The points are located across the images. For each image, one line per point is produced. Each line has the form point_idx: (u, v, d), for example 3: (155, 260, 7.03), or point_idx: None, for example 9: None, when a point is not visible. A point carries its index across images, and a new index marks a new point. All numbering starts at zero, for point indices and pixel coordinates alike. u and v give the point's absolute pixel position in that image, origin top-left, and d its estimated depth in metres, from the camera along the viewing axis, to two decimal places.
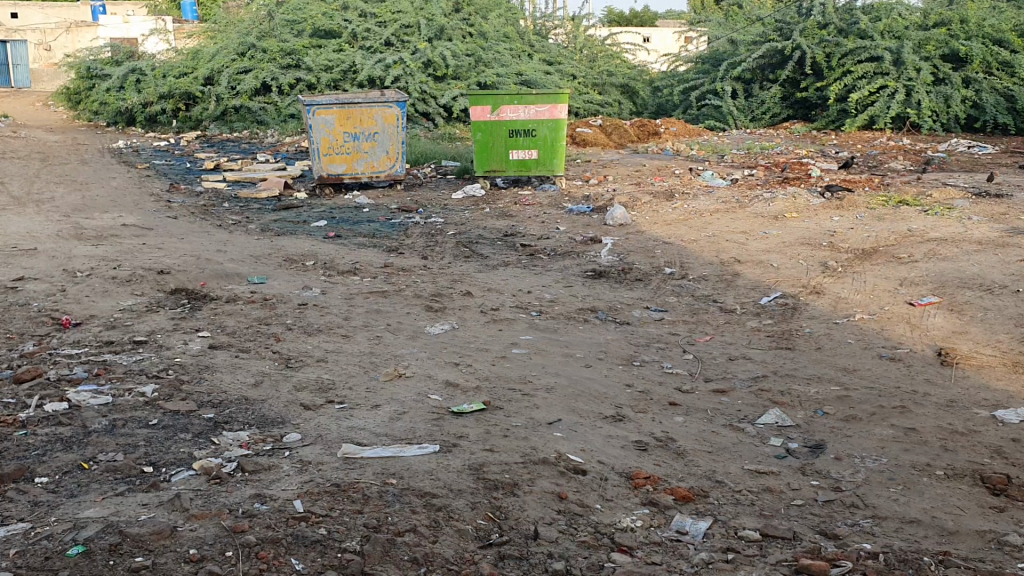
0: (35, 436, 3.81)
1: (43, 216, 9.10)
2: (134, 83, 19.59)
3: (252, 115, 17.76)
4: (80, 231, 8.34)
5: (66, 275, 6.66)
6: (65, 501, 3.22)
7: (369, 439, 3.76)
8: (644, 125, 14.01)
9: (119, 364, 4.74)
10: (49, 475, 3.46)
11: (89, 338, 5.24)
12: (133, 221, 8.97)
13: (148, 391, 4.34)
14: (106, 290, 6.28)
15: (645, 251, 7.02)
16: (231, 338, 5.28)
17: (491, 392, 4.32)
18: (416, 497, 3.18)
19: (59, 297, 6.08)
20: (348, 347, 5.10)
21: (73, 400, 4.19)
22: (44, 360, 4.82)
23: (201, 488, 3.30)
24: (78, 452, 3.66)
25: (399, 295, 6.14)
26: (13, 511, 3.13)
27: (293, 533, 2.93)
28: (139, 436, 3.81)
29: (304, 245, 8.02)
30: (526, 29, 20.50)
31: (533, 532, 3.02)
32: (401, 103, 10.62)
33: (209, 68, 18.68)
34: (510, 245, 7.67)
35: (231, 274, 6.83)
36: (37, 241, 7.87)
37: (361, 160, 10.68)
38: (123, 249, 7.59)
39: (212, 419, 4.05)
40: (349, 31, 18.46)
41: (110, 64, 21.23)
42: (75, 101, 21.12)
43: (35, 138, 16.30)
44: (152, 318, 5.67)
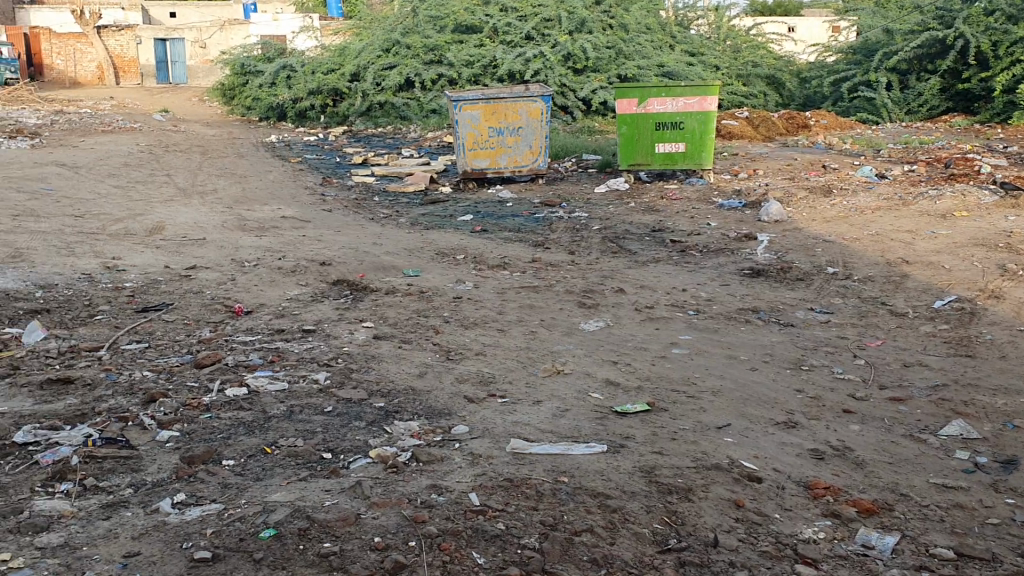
0: (220, 420, 4.08)
1: (208, 208, 9.57)
2: (285, 79, 20.39)
3: (396, 110, 18.22)
4: (243, 222, 8.75)
5: (235, 265, 7.02)
6: (253, 484, 3.43)
7: (536, 435, 3.77)
8: (792, 118, 13.65)
9: (291, 352, 4.97)
10: (235, 457, 3.69)
11: (261, 326, 5.51)
12: (290, 213, 9.34)
13: (321, 377, 4.53)
14: (273, 279, 6.59)
15: (805, 249, 6.81)
16: (394, 329, 5.42)
17: (654, 393, 4.27)
18: (590, 496, 3.17)
19: (230, 285, 6.43)
20: (505, 341, 5.15)
21: (252, 385, 4.43)
22: (222, 346, 5.12)
23: (379, 476, 3.42)
24: (261, 436, 3.89)
25: (551, 290, 6.15)
26: (207, 492, 3.37)
27: (474, 526, 2.97)
28: (315, 423, 3.99)
29: (454, 238, 8.17)
30: (667, 20, 20.18)
31: (713, 539, 2.96)
32: (546, 97, 10.69)
33: (355, 64, 19.20)
34: (659, 241, 7.57)
35: (388, 267, 7.02)
36: (205, 231, 8.31)
37: (505, 155, 10.78)
38: (285, 241, 7.92)
39: (383, 407, 4.17)
40: (490, 25, 18.69)
41: (262, 60, 22.14)
42: (229, 98, 22.07)
43: (194, 133, 17.19)
44: (317, 307, 5.90)
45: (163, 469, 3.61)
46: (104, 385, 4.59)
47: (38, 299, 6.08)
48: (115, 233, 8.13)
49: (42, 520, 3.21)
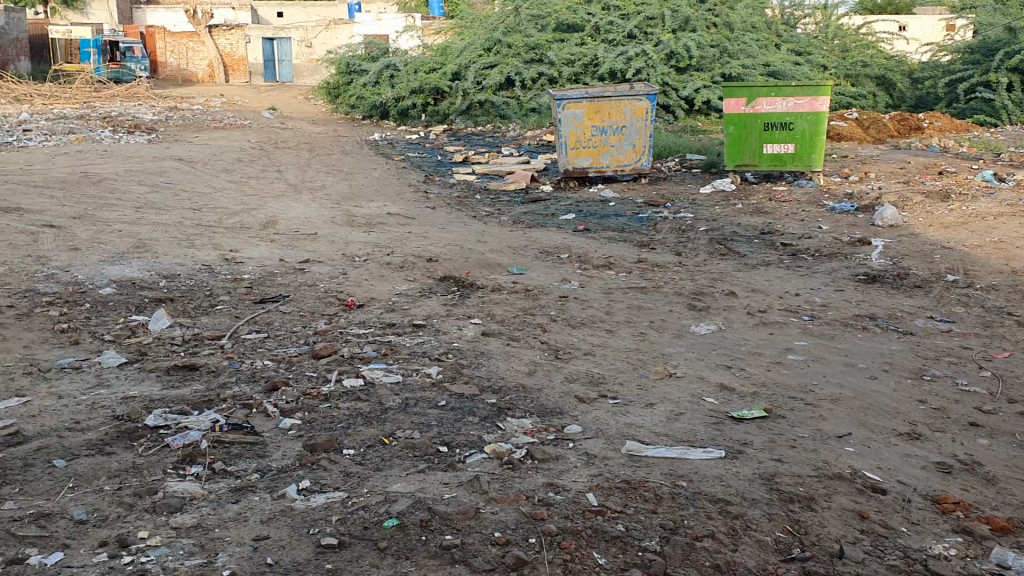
0: (338, 409, 4.19)
1: (317, 203, 9.81)
2: (388, 78, 20.73)
3: (496, 109, 18.31)
4: (351, 218, 8.94)
5: (346, 260, 7.18)
6: (373, 474, 3.52)
7: (652, 438, 3.75)
8: (905, 120, 13.24)
9: (404, 346, 5.06)
10: (355, 447, 3.79)
11: (373, 319, 5.63)
12: (396, 210, 9.50)
13: (434, 371, 4.60)
14: (382, 274, 6.71)
15: (923, 255, 6.59)
16: (502, 325, 5.46)
17: (770, 399, 4.20)
18: (710, 502, 3.14)
19: (342, 279, 6.59)
20: (614, 342, 5.13)
21: (367, 376, 4.54)
22: (336, 337, 5.25)
23: (496, 472, 3.45)
24: (379, 427, 3.97)
25: (660, 292, 6.10)
26: (330, 480, 3.48)
27: (594, 526, 2.98)
28: (431, 416, 4.06)
29: (558, 237, 8.18)
30: (773, 19, 19.80)
31: (839, 550, 2.90)
32: (651, 96, 10.63)
33: (457, 63, 19.39)
34: (768, 243, 7.43)
35: (493, 264, 7.07)
36: (316, 226, 8.52)
37: (608, 154, 10.73)
38: (393, 237, 8.06)
39: (496, 404, 4.21)
40: (592, 24, 18.65)
41: (367, 60, 22.55)
42: (334, 96, 22.55)
43: (301, 130, 17.63)
44: (426, 303, 5.99)
45: (286, 456, 3.73)
46: (227, 372, 4.76)
47: (162, 288, 6.35)
48: (231, 226, 8.40)
49: (176, 500, 3.37)
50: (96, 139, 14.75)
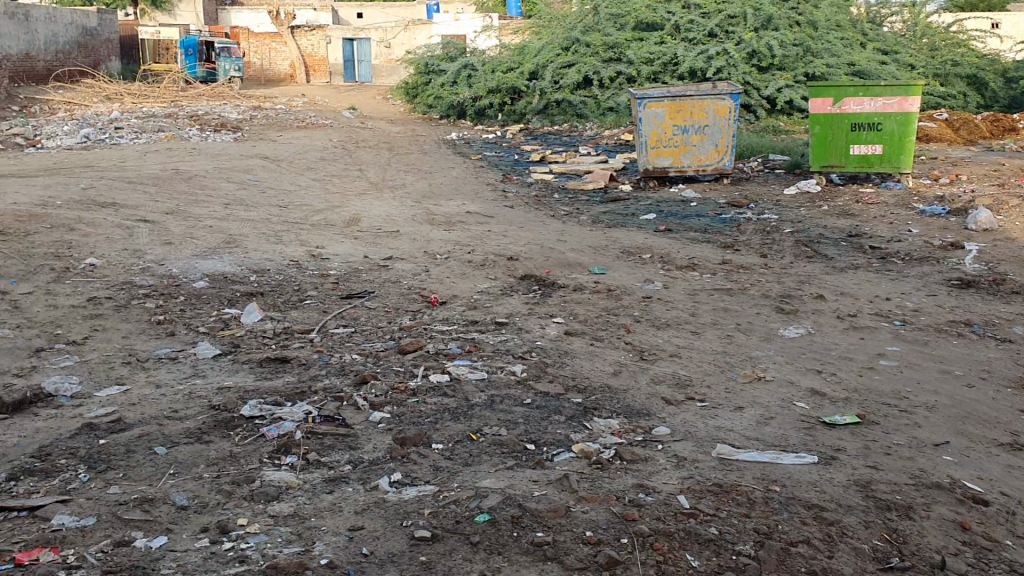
0: (426, 404, 4.24)
1: (397, 202, 9.93)
2: (466, 78, 20.86)
3: (573, 108, 18.21)
4: (432, 216, 9.03)
5: (428, 257, 7.26)
6: (463, 469, 3.56)
7: (741, 441, 3.71)
8: (998, 120, 12.82)
9: (488, 343, 5.09)
10: (444, 442, 3.83)
11: (456, 316, 5.69)
12: (476, 209, 9.57)
13: (519, 369, 4.62)
14: (464, 272, 6.77)
15: (1021, 260, 6.38)
16: (585, 325, 5.46)
17: (863, 404, 4.12)
18: (805, 508, 3.10)
19: (425, 276, 6.67)
20: (700, 344, 5.08)
21: (453, 373, 4.58)
22: (421, 333, 5.32)
23: (585, 471, 3.46)
24: (466, 422, 4.01)
25: (745, 294, 6.03)
26: (420, 474, 3.54)
27: (686, 529, 2.97)
28: (517, 414, 4.08)
29: (639, 237, 8.13)
30: (859, 17, 19.38)
31: (940, 561, 2.83)
32: (735, 95, 10.51)
33: (535, 62, 19.41)
34: (856, 246, 7.28)
35: (575, 264, 7.07)
36: (397, 224, 8.63)
37: (689, 153, 10.64)
38: (474, 235, 8.13)
39: (582, 403, 4.21)
40: (672, 23, 18.54)
41: (445, 60, 22.73)
42: (412, 96, 22.79)
43: (380, 129, 17.87)
44: (508, 301, 6.02)
45: (377, 449, 3.80)
46: (317, 365, 4.87)
47: (252, 283, 6.51)
48: (315, 223, 8.56)
49: (273, 490, 3.47)
50: (185, 137, 15.18)
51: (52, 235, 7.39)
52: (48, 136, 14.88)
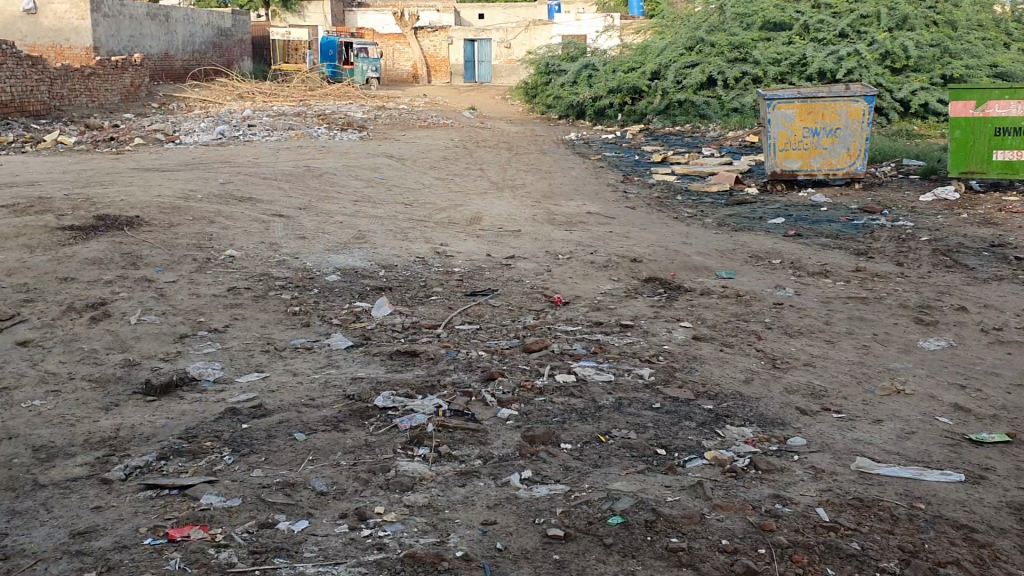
0: (554, 404, 4.26)
1: (518, 201, 9.99)
2: (586, 78, 20.81)
3: (696, 109, 17.88)
4: (553, 216, 9.06)
5: (551, 257, 7.29)
6: (593, 470, 3.57)
7: (882, 456, 3.59)
8: None
9: (613, 345, 5.08)
10: (573, 442, 3.84)
11: (580, 317, 5.69)
12: (597, 209, 9.55)
13: (646, 373, 4.59)
14: (587, 273, 6.77)
15: None
16: (714, 331, 5.38)
17: (1012, 424, 3.93)
18: (953, 527, 2.99)
19: (549, 276, 6.69)
20: (834, 354, 4.94)
21: (580, 374, 4.59)
22: (546, 333, 5.35)
23: (718, 478, 3.41)
24: (595, 424, 4.01)
25: (880, 303, 5.83)
26: (551, 473, 3.56)
27: (827, 542, 2.89)
28: (647, 418, 4.06)
29: (766, 242, 7.96)
30: (1003, 17, 18.58)
31: None
32: (869, 97, 10.07)
33: (657, 62, 19.21)
34: (1000, 256, 6.95)
35: (701, 267, 6.98)
36: (519, 223, 8.69)
37: (819, 157, 10.35)
38: (596, 236, 8.11)
39: (713, 410, 4.15)
40: (801, 23, 18.13)
41: (566, 59, 22.70)
42: (531, 96, 22.90)
43: (499, 129, 18.02)
44: (634, 303, 5.99)
45: (507, 445, 3.84)
46: (445, 360, 4.95)
47: (381, 277, 6.68)
48: (439, 221, 8.70)
49: (407, 480, 3.56)
50: (312, 135, 15.64)
51: (194, 227, 7.75)
52: (187, 133, 15.60)
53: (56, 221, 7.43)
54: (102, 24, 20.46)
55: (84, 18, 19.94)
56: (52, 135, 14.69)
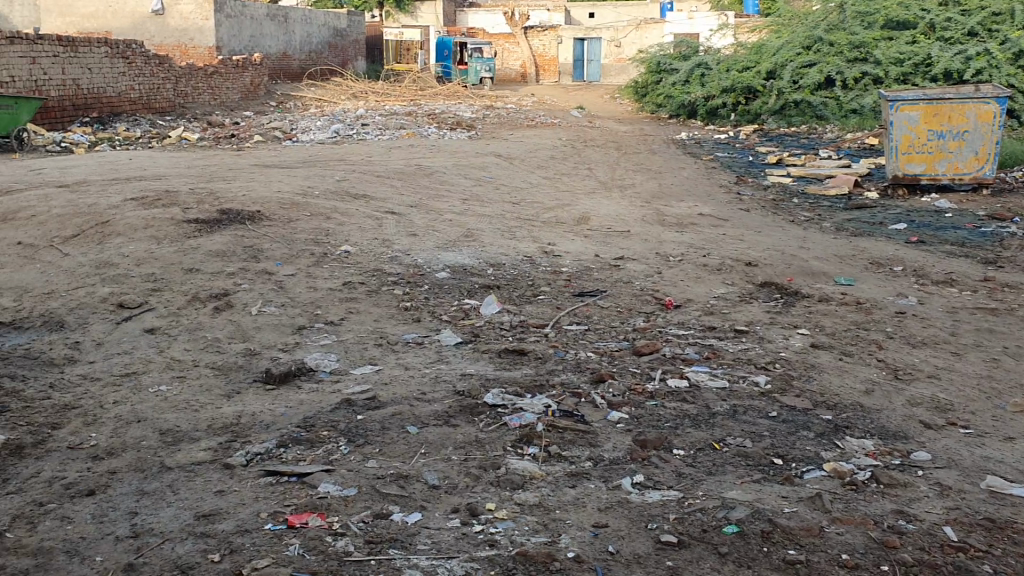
0: (666, 408, 4.22)
1: (628, 201, 9.93)
2: (699, 77, 20.50)
3: (813, 110, 17.43)
4: (663, 217, 8.97)
5: (662, 259, 7.22)
6: (707, 477, 3.52)
7: (1014, 475, 3.43)
8: None
9: (727, 350, 4.99)
10: (686, 448, 3.80)
11: (692, 321, 5.61)
12: (709, 211, 9.40)
13: (761, 380, 4.49)
14: (699, 276, 6.68)
15: None
16: (832, 339, 5.23)
17: None
18: None
19: (660, 278, 6.63)
20: (962, 366, 4.74)
21: (692, 379, 4.53)
22: (657, 336, 5.30)
23: (838, 491, 3.32)
24: (708, 430, 3.96)
25: (1012, 315, 5.57)
26: (663, 478, 3.53)
27: (955, 563, 2.78)
28: (762, 426, 3.97)
29: (886, 248, 7.70)
30: None
31: None
32: (1001, 99, 9.65)
33: (773, 61, 18.77)
34: None
35: (817, 272, 6.80)
36: (629, 224, 8.64)
37: (944, 160, 9.93)
38: (708, 238, 7.99)
39: (832, 420, 4.04)
40: (926, 21, 17.51)
41: (678, 58, 22.42)
42: (641, 95, 22.71)
43: (608, 129, 17.93)
44: (748, 308, 5.87)
45: (618, 448, 3.82)
46: (555, 360, 4.96)
47: (491, 276, 6.73)
48: (549, 221, 8.72)
49: (518, 478, 3.58)
50: (423, 134, 15.88)
51: (311, 222, 7.96)
52: (303, 130, 16.06)
53: (182, 214, 7.75)
54: (224, 24, 21.22)
55: (208, 18, 20.69)
56: (177, 132, 15.32)
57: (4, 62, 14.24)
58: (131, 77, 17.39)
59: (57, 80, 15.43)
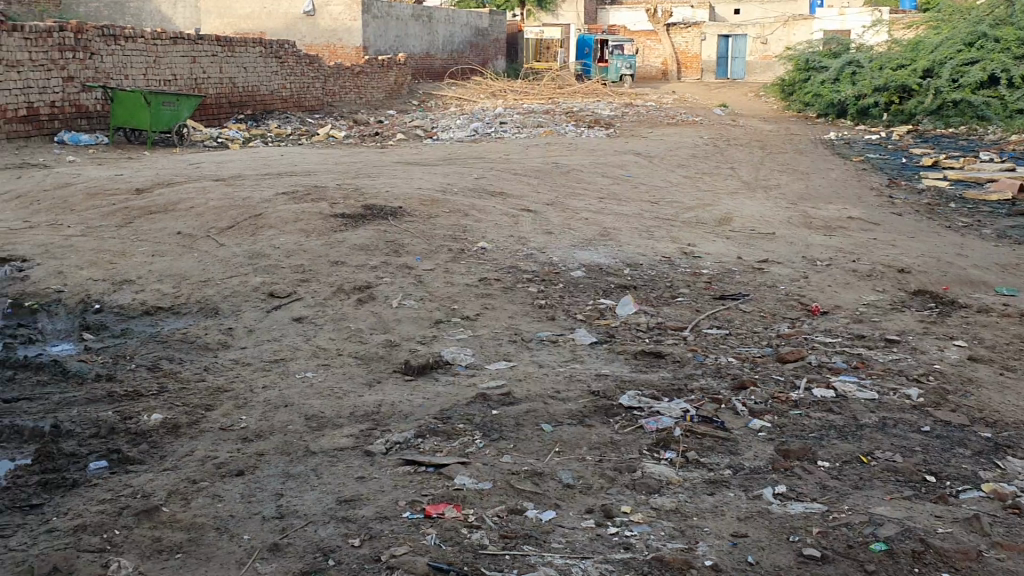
0: (810, 418, 4.08)
1: (772, 203, 9.66)
2: (850, 75, 19.68)
3: (973, 110, 16.70)
4: (809, 220, 8.68)
5: (808, 263, 6.99)
6: (854, 491, 3.38)
7: None
8: None
9: (877, 360, 4.78)
10: (831, 460, 3.66)
11: (839, 328, 5.41)
12: (858, 214, 9.04)
13: (914, 394, 4.28)
14: (848, 281, 6.43)
15: None
16: (993, 352, 4.93)
17: None
18: None
19: (805, 283, 6.42)
20: None
21: (839, 389, 4.36)
22: (802, 343, 5.13)
23: (998, 515, 3.13)
24: (855, 443, 3.80)
25: None
26: (806, 489, 3.41)
27: None
28: (914, 441, 3.79)
29: None
30: None
31: None
32: None
33: (931, 59, 17.88)
34: None
35: (976, 281, 6.43)
36: (773, 226, 8.40)
37: None
38: (857, 243, 7.68)
39: (992, 439, 3.81)
40: None
41: (828, 56, 21.62)
42: (787, 93, 22.06)
43: (752, 127, 17.51)
44: (900, 317, 5.61)
45: (758, 457, 3.72)
46: (694, 364, 4.86)
47: (629, 276, 6.67)
48: (689, 221, 8.58)
49: (654, 482, 3.53)
50: (562, 132, 15.91)
51: (451, 218, 8.10)
52: (444, 128, 16.36)
53: (328, 209, 8.02)
54: (371, 24, 21.83)
55: (356, 19, 21.32)
56: (325, 129, 15.88)
57: (168, 62, 15.09)
58: (283, 76, 18.16)
59: (216, 79, 16.25)
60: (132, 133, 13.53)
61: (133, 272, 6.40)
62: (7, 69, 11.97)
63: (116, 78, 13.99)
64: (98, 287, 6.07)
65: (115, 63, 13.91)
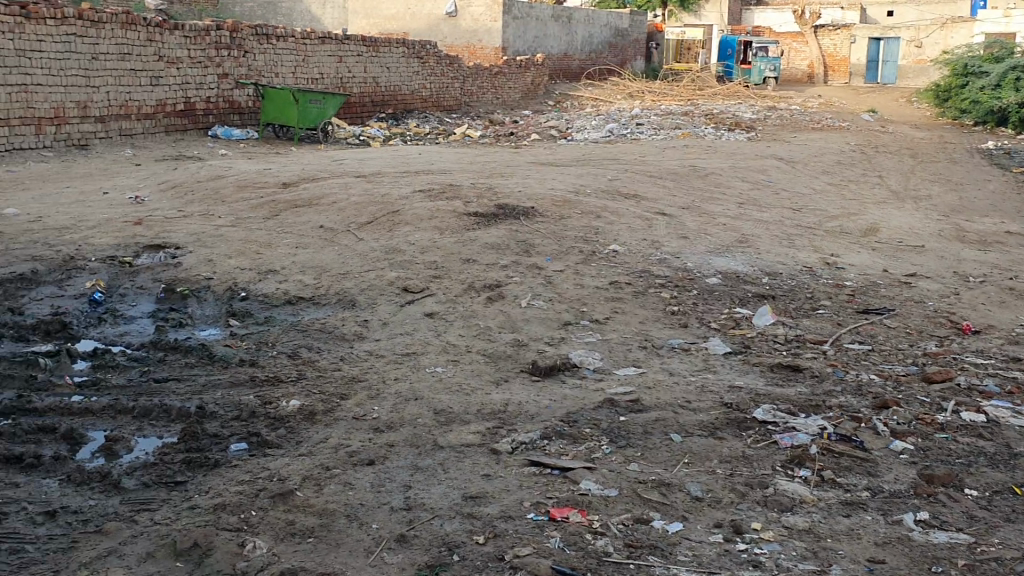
0: (957, 443, 3.87)
1: (922, 214, 9.22)
2: (1013, 81, 18.60)
3: None
4: (962, 233, 8.25)
5: (960, 279, 6.64)
6: (1004, 524, 3.19)
7: None
8: None
9: None
10: (980, 489, 3.46)
11: (993, 349, 5.11)
12: (1017, 229, 8.52)
13: None
14: (1004, 300, 6.07)
15: None
16: None
17: None
18: None
19: (956, 300, 6.10)
20: None
21: (991, 415, 4.12)
22: (951, 363, 4.87)
23: None
24: (1007, 473, 3.58)
25: None
26: (951, 518, 3.24)
27: None
28: None
29: None
30: None
31: None
32: None
33: None
34: None
35: None
36: (923, 238, 8.02)
37: None
38: (1014, 259, 7.24)
39: None
40: None
41: (989, 60, 20.48)
42: (942, 99, 21.02)
43: (903, 134, 16.78)
44: None
45: (900, 481, 3.55)
46: (832, 380, 4.69)
47: (766, 284, 6.49)
48: (831, 230, 8.29)
49: (786, 500, 3.41)
50: (701, 135, 15.65)
51: (585, 220, 8.07)
52: (580, 129, 16.34)
53: (463, 207, 8.12)
54: (511, 25, 22.04)
55: (496, 19, 21.58)
56: (462, 128, 16.11)
57: (315, 61, 15.62)
58: (424, 75, 18.55)
59: (360, 78, 16.74)
60: (280, 130, 14.08)
61: (277, 263, 6.66)
62: (168, 66, 12.66)
63: (267, 75, 14.60)
64: (244, 276, 6.33)
65: (266, 61, 14.51)
